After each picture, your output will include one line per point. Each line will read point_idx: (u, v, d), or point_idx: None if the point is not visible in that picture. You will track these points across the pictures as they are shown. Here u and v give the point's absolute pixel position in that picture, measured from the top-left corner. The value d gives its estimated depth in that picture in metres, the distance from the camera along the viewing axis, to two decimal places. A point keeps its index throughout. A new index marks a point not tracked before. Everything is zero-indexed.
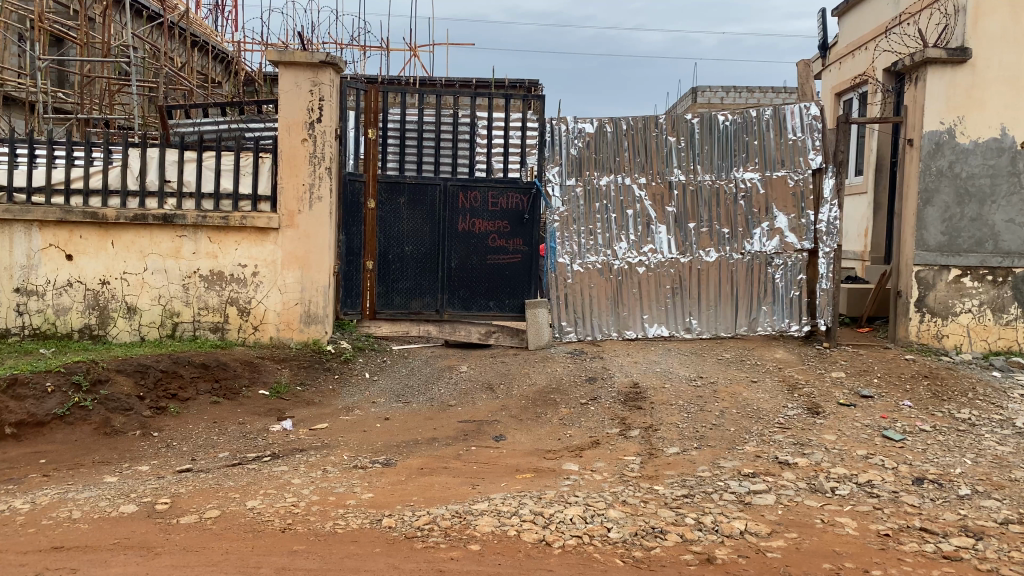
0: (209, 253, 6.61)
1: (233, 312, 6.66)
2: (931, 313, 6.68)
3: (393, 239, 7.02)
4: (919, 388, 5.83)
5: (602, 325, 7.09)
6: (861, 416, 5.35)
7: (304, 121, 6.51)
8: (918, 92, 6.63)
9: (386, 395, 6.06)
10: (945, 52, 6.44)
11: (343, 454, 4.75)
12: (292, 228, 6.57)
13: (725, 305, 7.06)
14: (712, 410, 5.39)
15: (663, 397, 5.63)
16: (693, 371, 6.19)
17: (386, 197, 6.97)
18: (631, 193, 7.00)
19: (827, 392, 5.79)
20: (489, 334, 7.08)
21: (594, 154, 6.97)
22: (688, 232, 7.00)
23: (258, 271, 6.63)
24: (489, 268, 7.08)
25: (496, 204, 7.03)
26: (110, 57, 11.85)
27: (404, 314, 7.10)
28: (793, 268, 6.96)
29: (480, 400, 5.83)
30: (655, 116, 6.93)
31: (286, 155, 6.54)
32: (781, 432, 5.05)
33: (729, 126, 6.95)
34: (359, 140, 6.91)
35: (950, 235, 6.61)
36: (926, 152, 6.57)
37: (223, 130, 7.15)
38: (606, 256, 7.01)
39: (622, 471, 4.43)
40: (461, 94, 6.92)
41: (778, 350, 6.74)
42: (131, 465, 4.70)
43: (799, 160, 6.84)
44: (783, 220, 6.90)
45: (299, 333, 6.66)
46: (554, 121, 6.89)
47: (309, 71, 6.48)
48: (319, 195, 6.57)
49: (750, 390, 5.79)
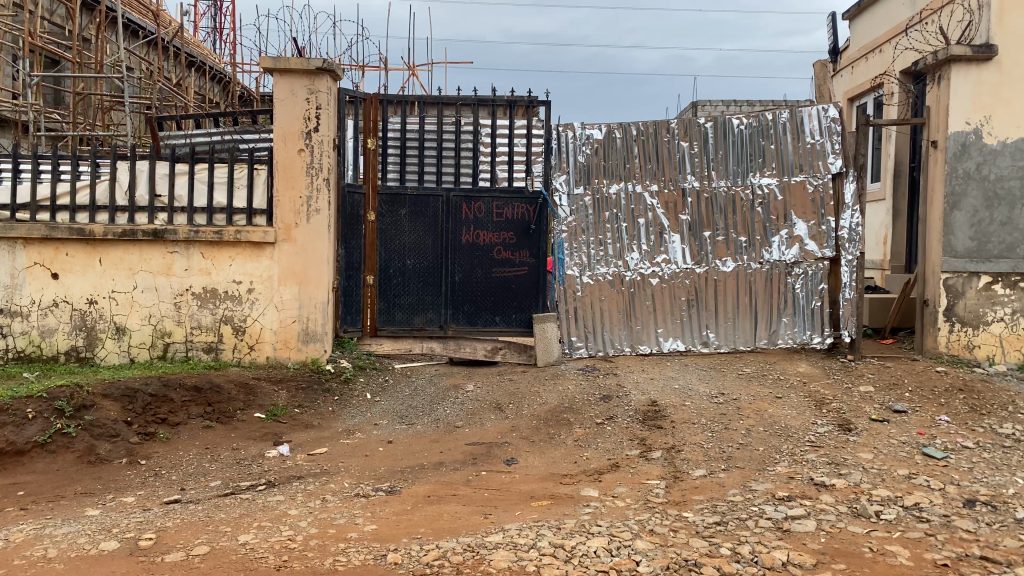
0: (202, 269, 6.30)
1: (227, 331, 6.34)
2: (960, 323, 6.35)
3: (394, 253, 6.71)
4: (955, 401, 5.49)
5: (614, 340, 6.77)
6: (897, 433, 5.00)
7: (300, 130, 6.21)
8: (942, 92, 6.33)
9: (389, 416, 5.72)
10: (970, 49, 6.15)
11: (344, 481, 4.40)
12: (290, 243, 6.26)
13: (744, 317, 6.74)
14: (738, 428, 5.05)
15: (684, 416, 5.29)
16: (714, 388, 5.85)
17: (387, 209, 6.66)
18: (643, 202, 6.69)
19: (858, 407, 5.46)
20: (495, 351, 6.69)
21: (603, 162, 6.67)
22: (703, 241, 6.69)
23: (253, 288, 6.31)
24: (495, 281, 6.77)
25: (501, 215, 6.71)
26: (103, 73, 11.56)
27: (405, 331, 6.78)
28: (814, 277, 6.65)
29: (489, 421, 5.49)
30: (667, 120, 6.63)
31: (282, 165, 6.23)
32: (813, 450, 4.71)
33: (745, 130, 6.65)
34: (358, 149, 6.60)
35: (980, 241, 6.30)
36: (952, 154, 6.27)
37: (215, 141, 6.84)
38: (618, 267, 6.70)
39: (647, 497, 4.08)
40: (464, 101, 6.63)
41: (801, 363, 6.41)
42: (116, 497, 4.36)
43: (819, 165, 6.55)
44: (803, 228, 6.61)
45: (296, 352, 6.33)
46: (560, 127, 6.62)
47: (305, 78, 6.20)
48: (317, 207, 6.26)
49: (776, 407, 5.45)
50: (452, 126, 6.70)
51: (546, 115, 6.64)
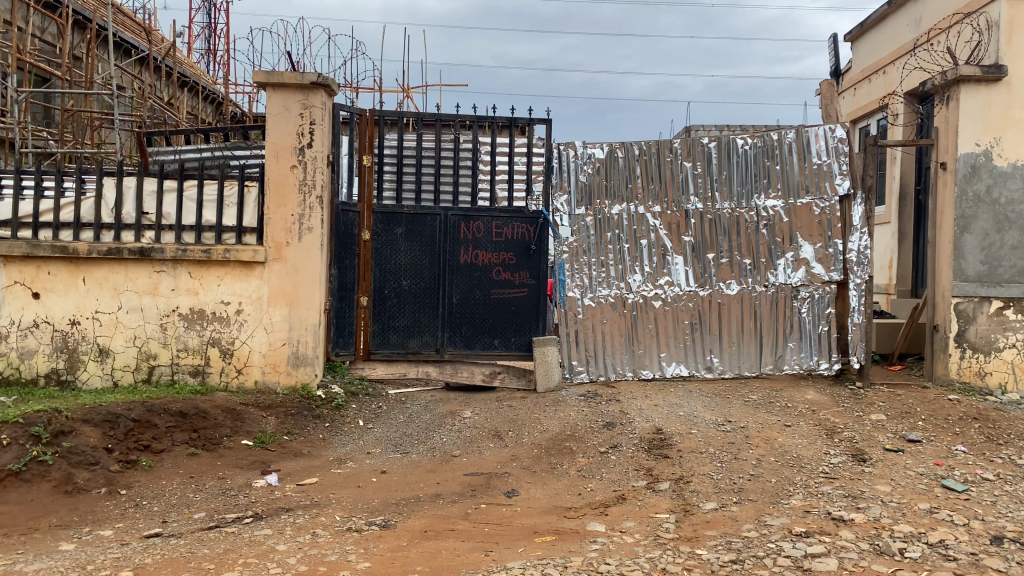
0: (190, 290, 6.08)
1: (215, 354, 6.10)
2: (972, 349, 6.16)
3: (389, 273, 6.49)
4: (970, 431, 5.29)
5: (616, 364, 6.56)
6: (913, 463, 4.79)
7: (293, 146, 6.03)
8: (951, 113, 6.21)
9: (382, 444, 5.48)
10: (979, 69, 6.03)
11: (335, 514, 4.16)
12: (280, 262, 6.05)
13: (749, 341, 6.55)
14: (748, 458, 4.84)
15: (691, 444, 5.08)
16: (720, 415, 5.64)
17: (382, 228, 6.46)
18: (645, 222, 6.51)
19: (870, 436, 5.25)
20: (494, 375, 6.52)
21: (605, 182, 6.51)
22: (707, 263, 6.51)
23: (242, 309, 6.08)
24: (493, 303, 6.55)
25: (500, 234, 6.51)
26: (92, 90, 11.33)
27: (401, 355, 6.54)
28: (821, 301, 6.47)
29: (487, 449, 5.26)
30: (670, 140, 6.48)
31: (274, 182, 6.05)
32: (828, 482, 4.50)
33: (749, 150, 6.50)
34: (352, 166, 6.41)
35: (991, 264, 6.13)
36: (962, 175, 6.13)
37: (205, 158, 6.60)
38: (620, 289, 6.51)
39: (657, 532, 3.85)
40: (462, 118, 6.46)
41: (808, 390, 6.20)
42: (93, 530, 4.10)
43: (826, 186, 6.41)
44: (809, 250, 6.44)
45: (286, 377, 6.08)
46: (561, 146, 6.47)
47: (299, 93, 6.02)
48: (309, 225, 6.05)
49: (785, 435, 5.25)
50: (450, 144, 6.53)
51: (546, 134, 6.48)
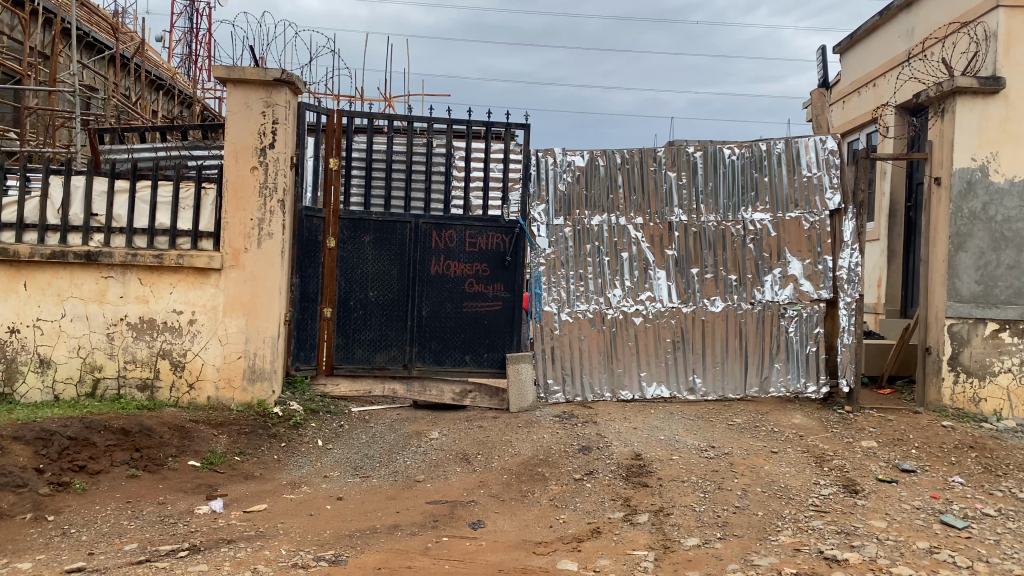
0: (139, 297, 5.68)
1: (165, 367, 5.70)
2: (966, 373, 5.88)
3: (355, 283, 6.12)
4: (967, 461, 4.99)
5: (593, 384, 6.22)
6: (908, 496, 4.47)
7: (254, 146, 5.67)
8: (946, 127, 5.95)
9: (341, 467, 5.10)
10: (976, 81, 5.77)
11: (280, 548, 3.76)
12: (237, 269, 5.67)
13: (733, 362, 6.23)
14: (732, 488, 4.50)
15: (672, 472, 4.74)
16: (703, 440, 5.31)
17: (349, 235, 6.08)
18: (626, 234, 6.19)
19: (862, 465, 4.93)
20: (464, 394, 6.17)
21: (585, 191, 6.19)
22: (691, 279, 6.19)
23: (195, 319, 5.69)
24: (465, 317, 6.19)
25: (474, 244, 6.18)
26: (57, 88, 10.83)
27: (366, 370, 6.14)
28: (809, 320, 6.18)
29: (454, 474, 4.90)
30: (654, 148, 6.18)
31: (232, 185, 5.68)
32: (819, 516, 4.16)
33: (737, 161, 6.21)
34: (318, 169, 6.04)
35: (986, 284, 5.86)
36: (957, 191, 5.87)
37: (160, 157, 6.17)
38: (599, 304, 6.17)
39: (634, 572, 3.50)
40: (436, 120, 6.12)
41: (795, 415, 5.89)
42: (10, 562, 3.66)
43: (815, 200, 6.13)
44: (797, 267, 6.15)
45: (241, 392, 5.68)
46: (540, 152, 6.15)
47: (262, 90, 5.67)
48: (269, 231, 5.68)
49: (772, 463, 4.93)
50: (422, 147, 6.19)
51: (524, 139, 6.16)
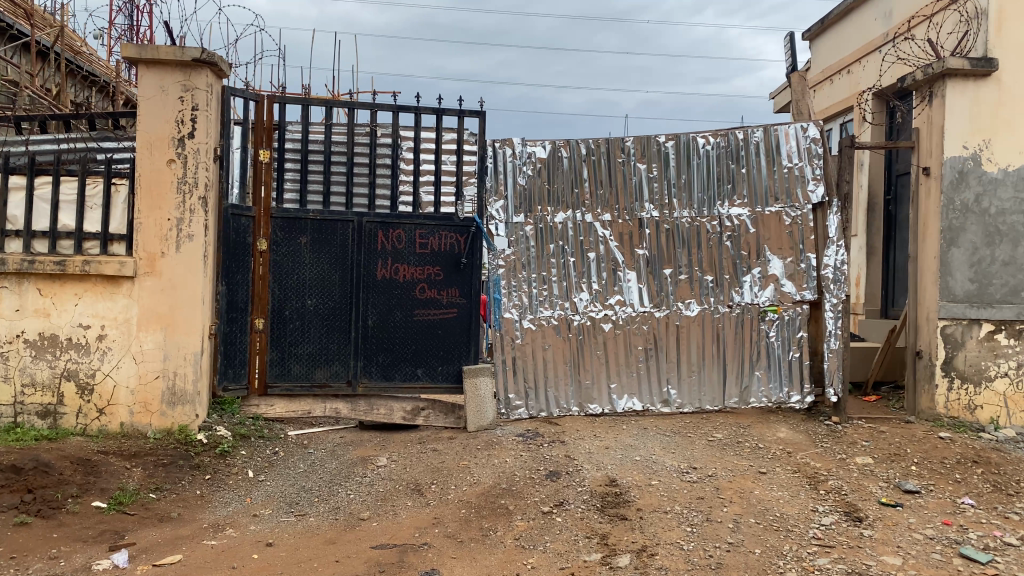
0: (39, 310, 4.94)
1: (70, 390, 4.97)
2: (961, 379, 5.43)
3: (290, 291, 5.44)
4: (973, 478, 4.53)
5: (559, 398, 5.65)
6: (917, 523, 3.98)
7: (170, 136, 4.97)
8: (934, 112, 5.50)
9: (274, 503, 4.43)
10: (968, 62, 5.33)
11: None
12: (153, 277, 4.96)
13: (711, 369, 5.70)
14: (723, 520, 3.95)
15: (652, 502, 4.17)
16: (682, 461, 4.76)
17: (282, 236, 5.40)
18: (593, 233, 5.63)
19: (861, 487, 4.43)
20: (416, 412, 5.53)
21: (547, 185, 5.61)
22: (664, 280, 5.65)
23: (105, 334, 4.96)
24: (416, 326, 5.56)
25: (425, 245, 5.55)
26: None
27: (304, 388, 5.48)
28: (792, 323, 5.68)
29: (403, 509, 4.27)
30: (621, 138, 5.64)
31: (146, 180, 4.98)
32: (824, 554, 3.63)
33: (711, 151, 5.68)
34: (246, 163, 5.34)
35: (980, 283, 5.43)
36: (948, 182, 5.41)
37: (63, 148, 5.32)
38: (564, 310, 5.60)
39: None
40: (380, 107, 5.48)
41: (780, 428, 5.39)
42: None
43: (798, 193, 5.63)
44: (778, 265, 5.65)
45: (159, 418, 4.97)
46: (496, 143, 5.56)
47: (179, 72, 4.98)
48: (189, 232, 4.98)
49: (762, 486, 4.41)
50: (365, 137, 5.53)
51: (479, 128, 5.54)
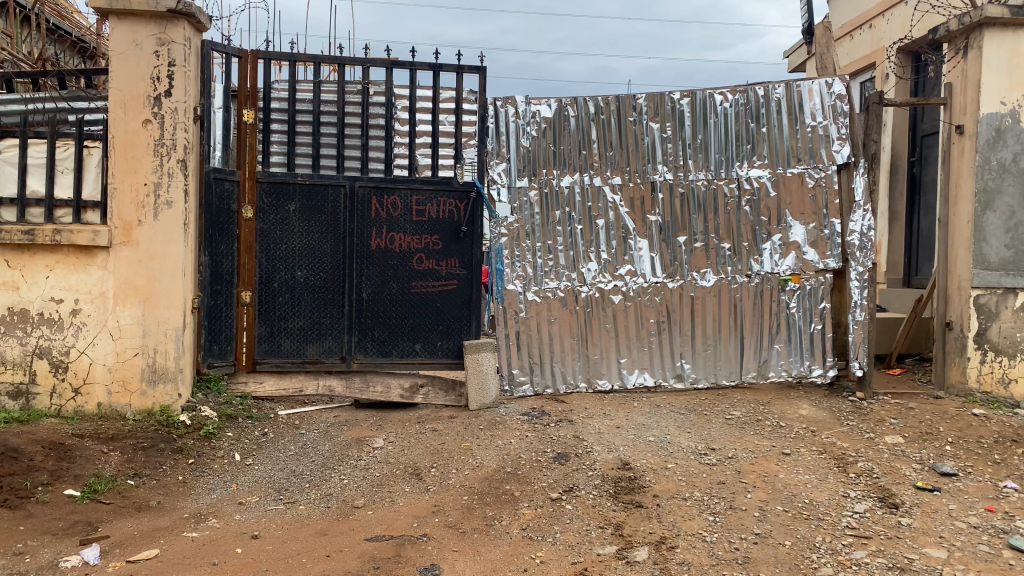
0: (7, 284, 4.63)
1: (43, 369, 4.66)
2: (995, 352, 5.09)
3: (279, 262, 5.09)
4: (1014, 459, 4.20)
5: (566, 374, 5.33)
6: (959, 510, 3.66)
7: (146, 93, 4.59)
8: (969, 66, 5.11)
9: (261, 490, 4.11)
10: (1008, 10, 4.93)
11: None
12: (130, 247, 4.61)
13: (728, 342, 5.37)
14: (748, 509, 3.63)
15: (670, 487, 3.86)
16: (700, 441, 4.44)
17: (269, 203, 5.04)
18: (603, 198, 5.26)
19: (893, 469, 4.11)
20: (415, 389, 5.22)
21: (553, 146, 5.24)
22: (677, 249, 5.30)
23: (79, 309, 4.63)
24: (414, 298, 5.22)
25: (422, 212, 5.18)
26: None
27: (296, 364, 5.15)
28: (814, 294, 5.32)
29: (400, 496, 3.95)
30: (633, 96, 5.25)
31: (120, 143, 4.60)
32: (860, 546, 3.32)
33: (729, 109, 5.30)
34: (228, 124, 4.95)
35: (1017, 249, 5.06)
36: (985, 141, 5.04)
37: (30, 110, 4.81)
38: (571, 281, 5.25)
39: None
40: (373, 63, 5.09)
41: (802, 405, 5.05)
42: None
43: (822, 153, 5.25)
44: (800, 232, 5.29)
45: (139, 398, 4.65)
46: (498, 101, 5.18)
47: (154, 24, 4.58)
48: (167, 198, 4.61)
49: (788, 469, 4.08)
50: (357, 95, 5.14)
51: (479, 85, 5.15)
